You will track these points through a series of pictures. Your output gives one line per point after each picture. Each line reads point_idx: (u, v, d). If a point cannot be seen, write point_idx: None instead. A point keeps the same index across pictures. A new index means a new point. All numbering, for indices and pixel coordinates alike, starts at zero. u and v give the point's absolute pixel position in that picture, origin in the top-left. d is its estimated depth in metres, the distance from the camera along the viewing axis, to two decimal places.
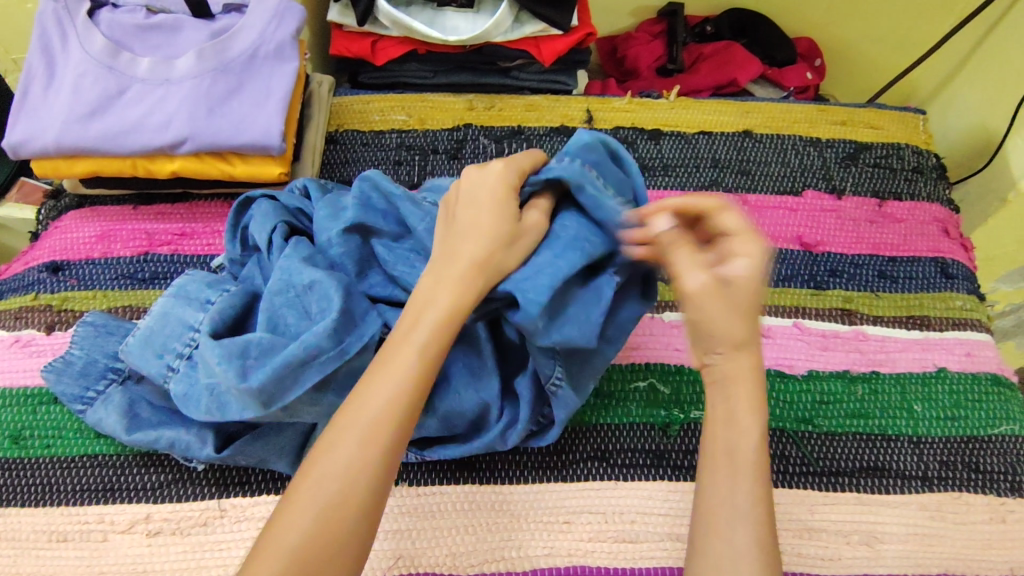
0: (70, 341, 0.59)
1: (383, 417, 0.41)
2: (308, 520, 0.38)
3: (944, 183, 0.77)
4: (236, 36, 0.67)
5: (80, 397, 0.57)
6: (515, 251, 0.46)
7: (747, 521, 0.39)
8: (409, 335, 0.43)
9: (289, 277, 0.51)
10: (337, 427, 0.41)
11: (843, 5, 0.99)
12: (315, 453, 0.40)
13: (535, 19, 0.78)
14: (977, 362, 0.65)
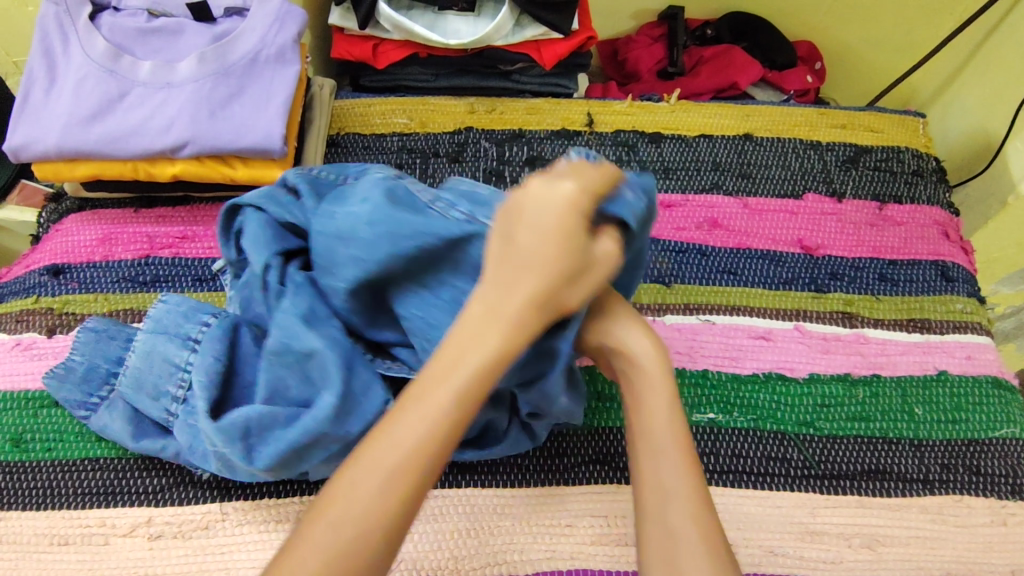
0: (73, 345, 0.59)
1: (406, 464, 0.38)
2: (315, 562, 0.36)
3: (944, 186, 0.77)
4: (237, 39, 0.67)
5: (83, 403, 0.57)
6: (580, 287, 0.43)
7: (682, 506, 0.41)
8: (444, 375, 0.40)
9: (289, 341, 0.49)
10: (356, 467, 0.38)
11: (842, 9, 0.99)
12: (330, 495, 0.38)
13: (535, 22, 0.78)
14: (978, 365, 0.65)
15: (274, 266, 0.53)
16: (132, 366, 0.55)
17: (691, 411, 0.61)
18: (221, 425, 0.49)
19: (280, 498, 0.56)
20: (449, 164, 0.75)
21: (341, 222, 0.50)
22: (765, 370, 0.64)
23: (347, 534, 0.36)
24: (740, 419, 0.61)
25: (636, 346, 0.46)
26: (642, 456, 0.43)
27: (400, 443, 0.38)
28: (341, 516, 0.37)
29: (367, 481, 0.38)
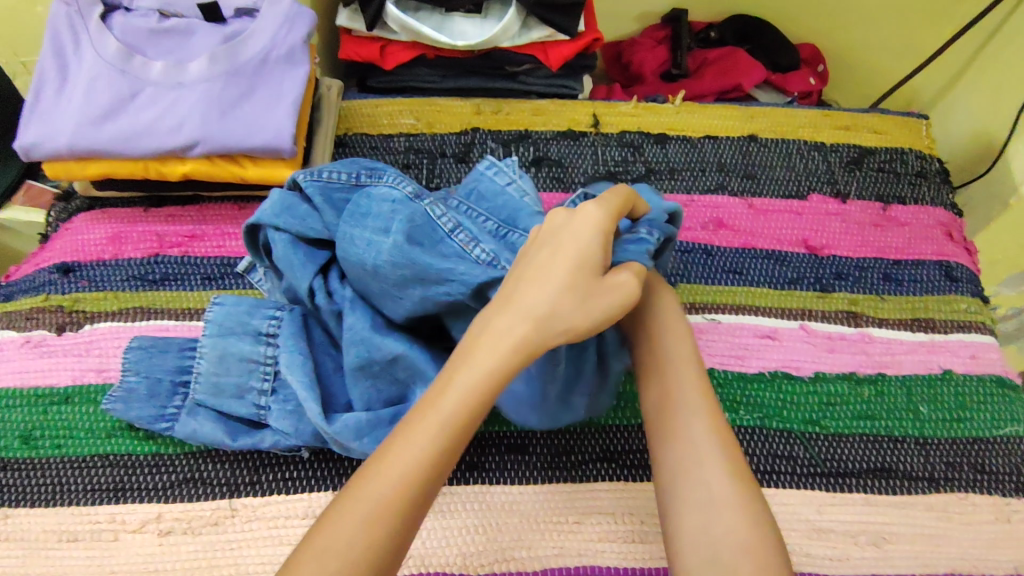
0: (124, 367, 0.58)
1: (395, 494, 0.39)
2: None
3: (947, 187, 0.78)
4: (247, 40, 0.67)
5: (160, 415, 0.57)
6: (591, 304, 0.44)
7: (728, 513, 0.43)
8: (436, 404, 0.41)
9: (368, 352, 0.52)
10: (346, 499, 0.39)
11: (844, 12, 1.00)
12: (318, 528, 0.38)
13: (542, 24, 0.79)
14: (982, 364, 0.66)
15: (318, 289, 0.55)
16: (205, 373, 0.56)
17: None
18: (336, 428, 0.51)
19: (289, 495, 0.57)
20: (456, 165, 0.75)
21: (370, 252, 0.51)
22: (771, 368, 0.64)
23: (336, 560, 0.36)
24: (747, 416, 0.61)
25: (649, 321, 0.53)
26: (686, 466, 0.45)
27: (387, 475, 0.39)
28: (325, 549, 0.37)
29: (354, 514, 0.38)
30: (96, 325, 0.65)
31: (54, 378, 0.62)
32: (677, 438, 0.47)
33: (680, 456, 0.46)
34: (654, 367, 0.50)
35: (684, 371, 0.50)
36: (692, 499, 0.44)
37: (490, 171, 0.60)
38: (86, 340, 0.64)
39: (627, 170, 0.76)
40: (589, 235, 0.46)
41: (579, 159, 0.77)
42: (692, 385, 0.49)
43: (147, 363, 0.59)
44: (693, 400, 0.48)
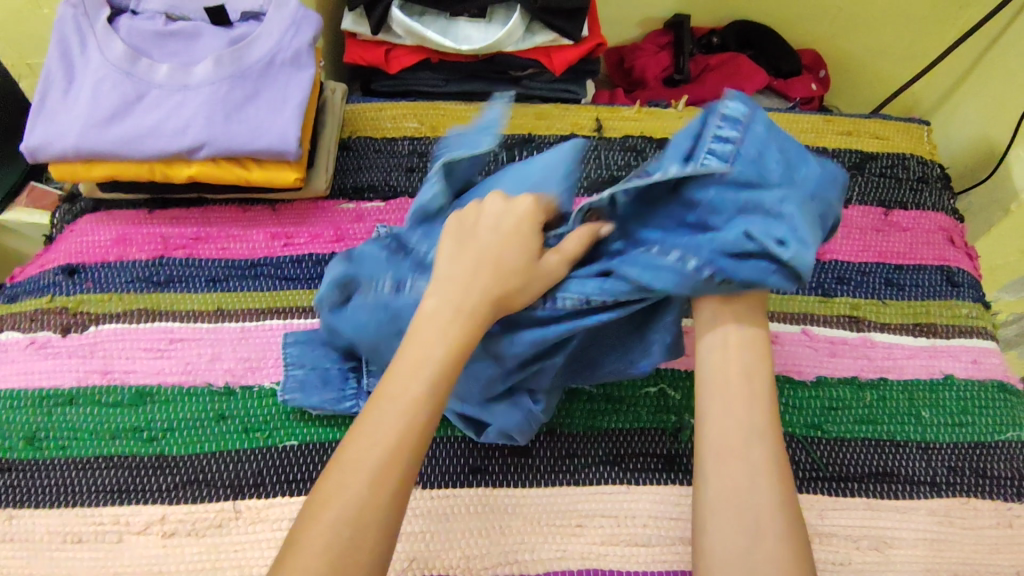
0: (287, 361, 0.61)
1: (391, 455, 0.40)
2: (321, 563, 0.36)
3: (948, 193, 0.78)
4: (253, 43, 0.68)
5: (341, 398, 0.59)
6: (530, 290, 0.45)
7: (773, 549, 0.39)
8: (411, 367, 0.42)
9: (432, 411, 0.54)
10: (343, 467, 0.39)
11: (846, 18, 1.01)
12: (321, 496, 0.39)
13: (545, 29, 0.79)
14: (983, 369, 0.66)
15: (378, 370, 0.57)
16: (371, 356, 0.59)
17: None
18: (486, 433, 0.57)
19: (293, 496, 0.57)
20: None
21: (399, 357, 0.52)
22: (773, 373, 0.64)
23: (347, 526, 0.38)
24: None
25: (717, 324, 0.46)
26: (729, 490, 0.42)
27: (381, 437, 0.40)
28: (334, 517, 0.38)
29: (354, 481, 0.39)
30: (101, 326, 0.65)
31: (59, 379, 0.62)
32: (735, 462, 0.42)
33: (733, 480, 0.42)
34: (717, 375, 0.45)
35: (754, 388, 0.44)
36: (739, 527, 0.40)
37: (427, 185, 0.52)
38: (91, 341, 0.64)
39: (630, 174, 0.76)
40: (522, 228, 0.46)
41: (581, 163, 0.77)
42: (762, 409, 0.44)
43: (307, 355, 0.61)
44: (756, 427, 0.43)
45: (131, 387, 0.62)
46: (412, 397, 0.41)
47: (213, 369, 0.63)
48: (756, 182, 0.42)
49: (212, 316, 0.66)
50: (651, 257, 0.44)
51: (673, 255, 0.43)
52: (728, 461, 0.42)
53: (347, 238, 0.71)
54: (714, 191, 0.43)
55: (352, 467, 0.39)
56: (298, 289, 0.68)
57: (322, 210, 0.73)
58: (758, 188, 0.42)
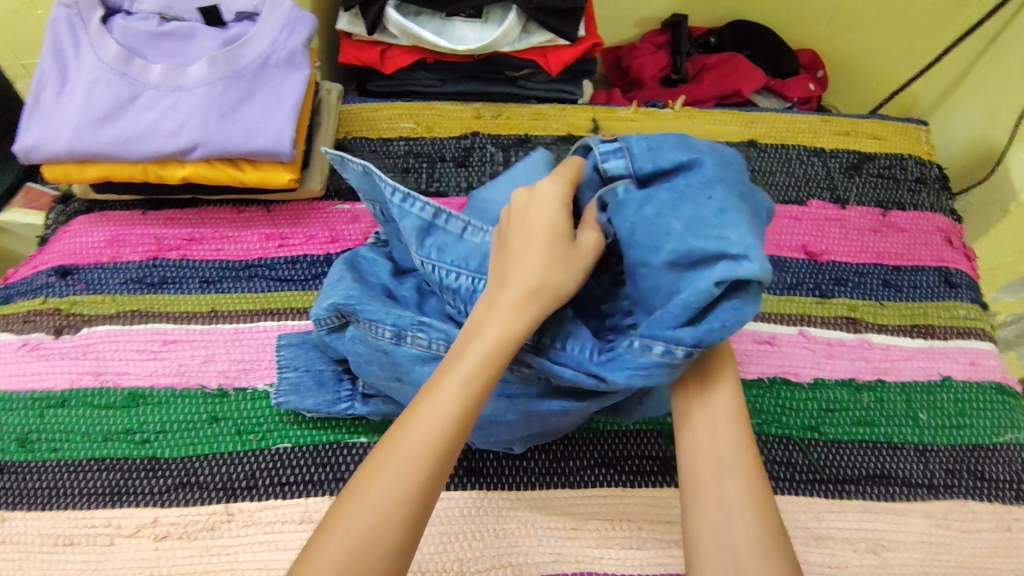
0: (281, 364, 0.61)
1: (422, 451, 0.39)
2: (342, 550, 0.36)
3: (946, 193, 0.78)
4: (247, 44, 0.67)
5: (336, 399, 0.59)
6: (575, 270, 0.45)
7: None
8: (456, 364, 0.42)
9: None
10: (376, 458, 0.39)
11: (844, 18, 1.00)
12: (352, 486, 0.39)
13: (542, 29, 0.79)
14: (981, 370, 0.66)
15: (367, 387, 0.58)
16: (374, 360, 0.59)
17: None
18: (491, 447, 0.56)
19: (286, 499, 0.56)
20: (455, 169, 0.75)
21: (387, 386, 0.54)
22: (769, 374, 0.64)
23: (371, 516, 0.37)
24: None
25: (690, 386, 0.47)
26: (708, 534, 0.41)
27: (416, 432, 0.40)
28: (360, 506, 0.38)
29: (383, 474, 0.39)
30: (94, 327, 0.65)
31: (52, 381, 0.62)
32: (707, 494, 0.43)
33: (707, 513, 0.42)
34: (695, 433, 0.46)
35: (720, 426, 0.45)
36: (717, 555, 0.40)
37: (409, 205, 0.52)
38: (84, 343, 0.64)
39: None
40: (556, 221, 0.46)
41: None
42: (730, 445, 0.44)
43: (301, 357, 0.61)
44: (725, 460, 0.44)
45: (123, 389, 0.61)
46: (448, 395, 0.41)
47: (206, 371, 0.62)
48: (689, 231, 0.43)
49: (206, 317, 0.66)
50: (635, 353, 0.44)
51: (649, 343, 0.43)
52: (701, 494, 0.43)
53: (342, 239, 0.71)
54: (664, 256, 0.44)
55: (383, 462, 0.39)
56: (292, 290, 0.68)
57: (317, 211, 0.73)
58: (698, 231, 0.43)
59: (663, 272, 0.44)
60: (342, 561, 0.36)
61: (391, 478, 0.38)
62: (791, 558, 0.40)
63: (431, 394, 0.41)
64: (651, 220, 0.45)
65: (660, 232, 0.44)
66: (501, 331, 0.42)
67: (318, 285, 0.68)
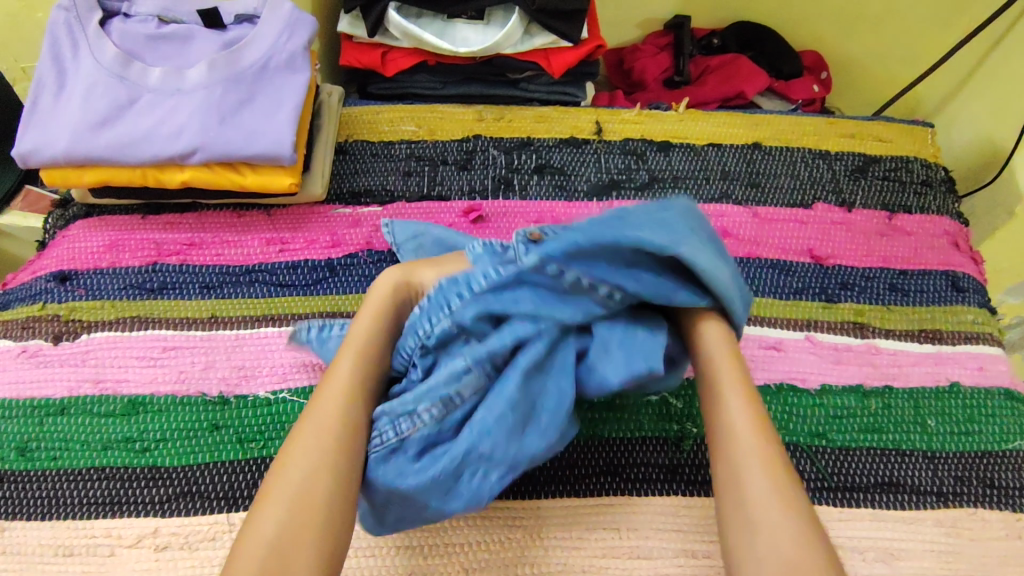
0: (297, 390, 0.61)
1: (335, 413, 0.44)
2: (281, 511, 0.39)
3: (953, 196, 0.77)
4: (247, 46, 0.67)
5: None
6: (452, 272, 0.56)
7: (768, 540, 0.38)
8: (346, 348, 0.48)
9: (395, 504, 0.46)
10: (293, 434, 0.43)
11: (848, 18, 1.00)
12: (277, 464, 0.42)
13: (545, 31, 0.78)
14: (989, 376, 0.65)
15: None
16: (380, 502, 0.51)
17: (703, 422, 0.60)
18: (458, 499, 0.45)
19: None
20: (457, 172, 0.75)
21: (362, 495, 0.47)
22: (776, 381, 0.63)
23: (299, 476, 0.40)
24: None
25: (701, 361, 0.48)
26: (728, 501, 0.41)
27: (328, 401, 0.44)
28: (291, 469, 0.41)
29: (308, 441, 0.42)
30: (93, 334, 0.64)
31: (51, 389, 0.61)
32: (720, 463, 0.43)
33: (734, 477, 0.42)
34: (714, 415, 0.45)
35: (730, 397, 0.45)
36: (734, 516, 0.41)
37: (327, 330, 0.59)
38: (83, 350, 0.63)
39: (630, 178, 0.75)
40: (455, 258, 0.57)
41: (580, 167, 0.76)
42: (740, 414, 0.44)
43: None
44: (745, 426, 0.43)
45: (123, 396, 0.61)
46: (348, 368, 0.47)
47: (206, 378, 0.62)
48: (668, 228, 0.47)
49: (206, 323, 0.65)
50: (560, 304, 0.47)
51: (580, 278, 0.46)
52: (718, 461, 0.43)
53: (343, 243, 0.70)
54: (642, 223, 0.46)
55: (301, 432, 0.43)
56: (293, 296, 0.67)
57: (318, 215, 0.72)
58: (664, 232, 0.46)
59: (635, 226, 0.45)
60: (285, 515, 0.39)
61: (312, 440, 0.42)
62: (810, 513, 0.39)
63: (330, 373, 0.47)
64: (636, 216, 0.47)
65: (645, 222, 0.47)
66: (373, 326, 0.50)
67: (319, 290, 0.67)
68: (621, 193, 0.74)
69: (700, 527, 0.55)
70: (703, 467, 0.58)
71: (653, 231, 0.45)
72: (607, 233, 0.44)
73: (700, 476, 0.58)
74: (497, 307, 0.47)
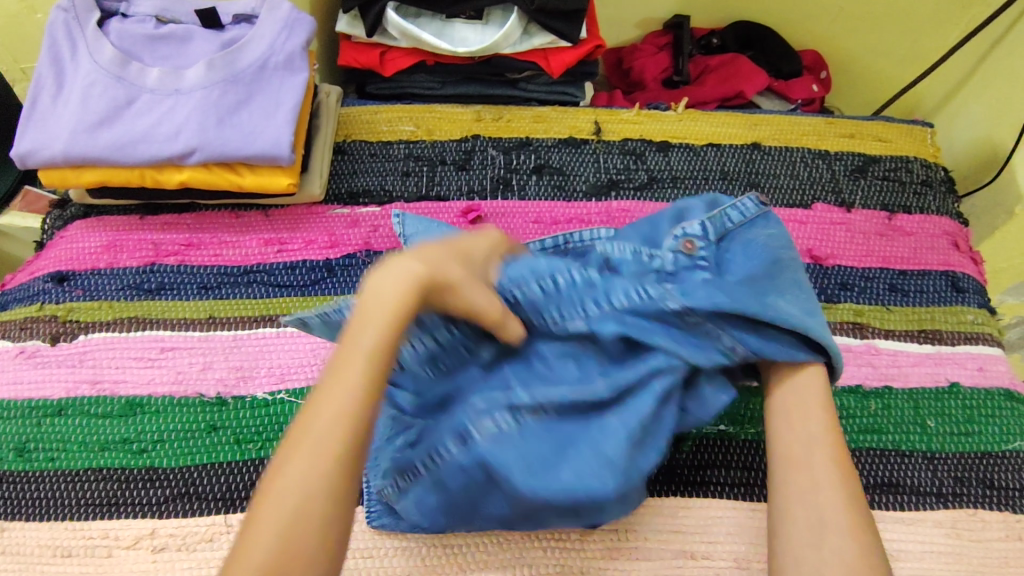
0: (294, 390, 0.61)
1: (335, 428, 0.36)
2: (271, 540, 0.34)
3: (953, 196, 0.77)
4: (245, 47, 0.66)
5: None
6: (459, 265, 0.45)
7: (841, 546, 0.41)
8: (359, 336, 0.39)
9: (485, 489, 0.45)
10: (291, 441, 0.37)
11: (848, 18, 0.99)
12: (270, 473, 0.36)
13: (544, 31, 0.78)
14: (989, 377, 0.65)
15: None
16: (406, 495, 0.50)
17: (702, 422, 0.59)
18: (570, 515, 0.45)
19: None
20: (456, 172, 0.75)
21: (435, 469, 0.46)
22: None
23: (294, 501, 0.35)
24: (753, 430, 0.59)
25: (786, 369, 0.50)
26: (797, 505, 0.44)
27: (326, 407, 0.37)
28: (282, 491, 0.35)
29: (302, 457, 0.36)
30: (91, 334, 0.64)
31: (49, 390, 0.61)
32: (794, 470, 0.46)
33: (795, 482, 0.45)
34: (789, 422, 0.48)
35: (811, 411, 0.48)
36: (803, 519, 0.43)
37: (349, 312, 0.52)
38: (81, 351, 0.63)
39: (629, 178, 0.75)
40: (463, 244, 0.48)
41: (579, 167, 0.76)
42: (820, 427, 0.47)
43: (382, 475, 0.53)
44: (821, 439, 0.47)
45: (121, 397, 0.61)
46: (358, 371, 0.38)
47: (204, 379, 0.62)
48: (801, 309, 0.50)
49: (204, 324, 0.65)
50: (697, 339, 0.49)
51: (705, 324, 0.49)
52: (790, 468, 0.46)
53: (342, 243, 0.70)
54: (785, 298, 0.50)
55: (297, 442, 0.36)
56: (291, 297, 0.67)
57: (316, 215, 0.72)
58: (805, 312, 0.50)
59: (779, 305, 0.49)
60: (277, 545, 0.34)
61: (309, 458, 0.36)
62: (873, 532, 0.43)
63: (339, 366, 0.39)
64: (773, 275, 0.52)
65: (780, 287, 0.51)
66: (390, 316, 0.40)
67: (319, 290, 0.67)
68: (620, 192, 0.74)
69: (700, 527, 0.55)
70: (701, 468, 0.58)
71: (796, 312, 0.49)
72: (752, 306, 0.48)
73: (698, 477, 0.58)
74: (637, 329, 0.48)
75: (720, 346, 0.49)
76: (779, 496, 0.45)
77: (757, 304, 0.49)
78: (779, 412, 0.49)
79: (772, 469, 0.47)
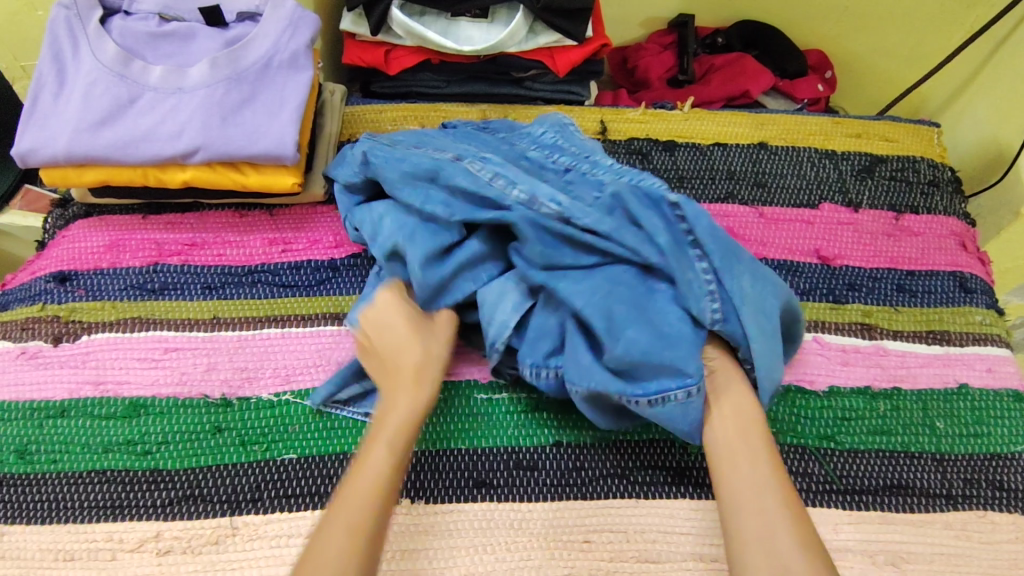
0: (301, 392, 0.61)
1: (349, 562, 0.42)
2: None
3: (960, 196, 0.76)
4: (249, 44, 0.66)
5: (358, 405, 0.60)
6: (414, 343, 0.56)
7: None
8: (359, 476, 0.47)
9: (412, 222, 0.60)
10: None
11: (852, 17, 0.99)
12: None
13: (549, 29, 0.78)
14: (998, 378, 0.64)
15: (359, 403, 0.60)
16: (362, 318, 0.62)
17: None
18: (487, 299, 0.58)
19: (291, 512, 0.55)
20: None
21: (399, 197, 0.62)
22: (785, 383, 0.63)
23: None
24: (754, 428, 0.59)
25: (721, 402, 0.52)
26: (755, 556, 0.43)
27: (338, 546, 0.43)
28: None
29: None
30: (94, 335, 0.63)
31: (52, 391, 0.60)
32: (749, 518, 0.45)
33: (751, 531, 0.44)
34: (733, 462, 0.49)
35: (751, 449, 0.49)
36: (763, 568, 0.42)
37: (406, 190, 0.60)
38: (83, 352, 0.62)
39: None
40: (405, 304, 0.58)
41: None
42: (763, 467, 0.47)
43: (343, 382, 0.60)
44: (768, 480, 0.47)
45: (124, 398, 0.60)
46: (358, 505, 0.45)
47: (208, 380, 0.61)
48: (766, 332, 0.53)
49: (207, 324, 0.64)
50: (683, 250, 0.55)
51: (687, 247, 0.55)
52: (745, 518, 0.45)
53: (347, 243, 0.70)
54: (754, 308, 0.53)
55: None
56: (296, 297, 0.66)
57: (320, 215, 0.72)
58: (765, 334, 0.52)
59: (741, 277, 0.53)
60: None
61: None
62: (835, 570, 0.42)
63: (336, 508, 0.45)
64: (765, 312, 0.53)
65: (763, 306, 0.53)
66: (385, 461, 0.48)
67: (324, 290, 0.67)
68: None
69: (709, 529, 0.55)
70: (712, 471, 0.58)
71: (750, 299, 0.53)
72: (720, 251, 0.54)
73: (708, 479, 0.57)
74: (636, 198, 0.56)
75: (679, 266, 0.54)
76: (737, 550, 0.44)
77: (738, 279, 0.53)
78: (721, 453, 0.50)
79: (725, 518, 0.46)
